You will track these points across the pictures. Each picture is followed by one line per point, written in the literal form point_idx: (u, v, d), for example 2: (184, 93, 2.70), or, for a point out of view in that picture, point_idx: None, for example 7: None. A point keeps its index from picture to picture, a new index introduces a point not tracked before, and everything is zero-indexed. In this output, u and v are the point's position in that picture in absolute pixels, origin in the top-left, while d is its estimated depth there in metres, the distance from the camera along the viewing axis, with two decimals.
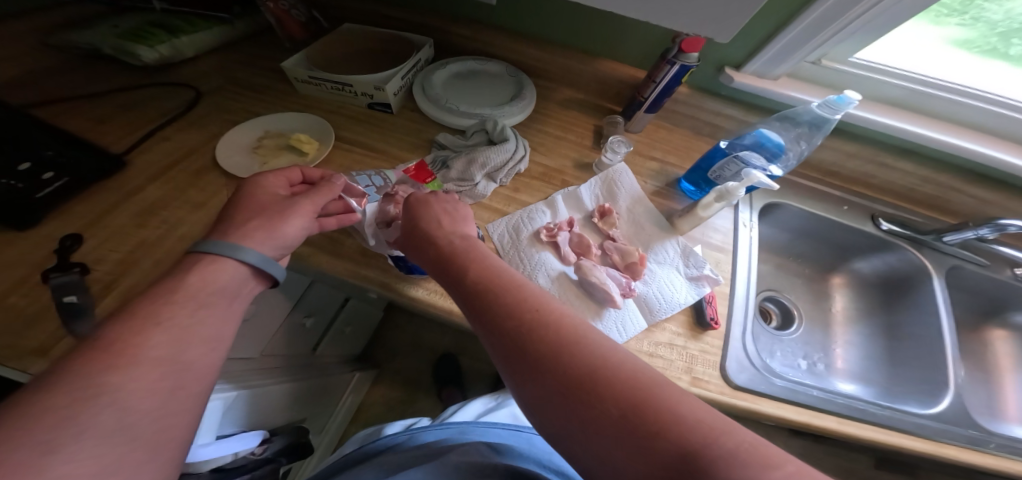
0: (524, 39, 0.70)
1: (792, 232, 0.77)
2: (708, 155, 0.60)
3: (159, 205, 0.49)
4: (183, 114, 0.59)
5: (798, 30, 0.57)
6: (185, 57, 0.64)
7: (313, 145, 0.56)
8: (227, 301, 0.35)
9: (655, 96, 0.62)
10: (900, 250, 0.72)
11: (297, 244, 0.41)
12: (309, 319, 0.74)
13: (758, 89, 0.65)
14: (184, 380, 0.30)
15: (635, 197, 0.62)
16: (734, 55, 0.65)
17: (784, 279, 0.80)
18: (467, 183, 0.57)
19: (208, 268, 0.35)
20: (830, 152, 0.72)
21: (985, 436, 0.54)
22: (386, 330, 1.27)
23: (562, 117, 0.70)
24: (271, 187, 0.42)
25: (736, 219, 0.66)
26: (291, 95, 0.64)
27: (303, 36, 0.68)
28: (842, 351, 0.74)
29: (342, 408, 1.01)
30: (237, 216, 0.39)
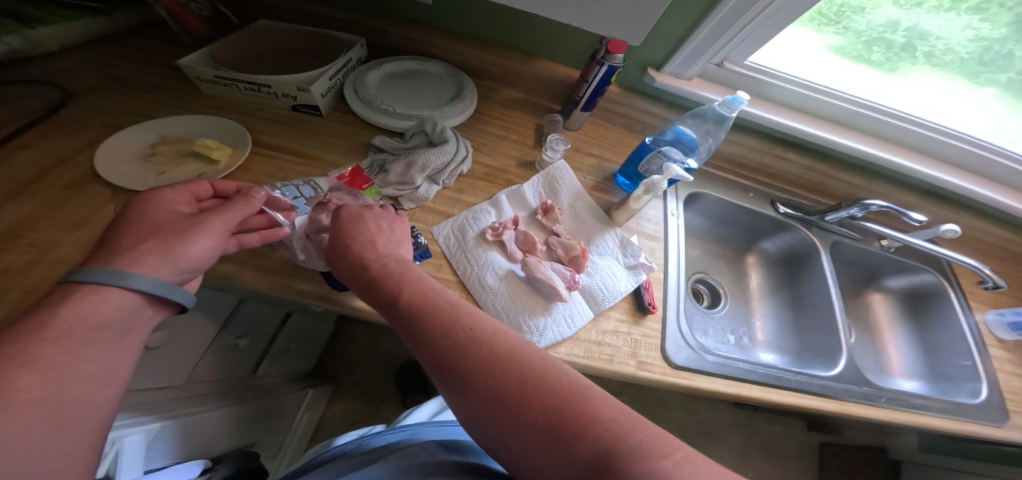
0: (459, 38, 0.69)
1: (715, 218, 0.86)
2: (635, 151, 0.65)
3: (26, 225, 0.41)
4: (49, 117, 0.50)
5: (703, 34, 0.63)
6: (46, 50, 0.55)
7: (223, 151, 0.51)
8: (118, 332, 0.31)
9: (589, 96, 0.66)
10: (794, 230, 0.84)
11: (206, 265, 0.36)
12: (243, 339, 0.66)
13: (677, 88, 0.71)
14: (64, 419, 0.27)
15: (576, 192, 0.65)
16: (655, 57, 0.70)
17: (711, 261, 0.88)
18: (408, 186, 0.55)
19: (88, 299, 0.30)
20: (737, 147, 0.82)
21: (877, 392, 0.64)
22: (339, 342, 1.20)
23: (503, 117, 0.70)
24: (172, 203, 0.36)
25: (665, 208, 0.71)
26: (197, 94, 0.58)
27: (205, 31, 0.61)
28: (760, 323, 0.84)
29: (298, 429, 0.93)
30: (124, 239, 0.33)
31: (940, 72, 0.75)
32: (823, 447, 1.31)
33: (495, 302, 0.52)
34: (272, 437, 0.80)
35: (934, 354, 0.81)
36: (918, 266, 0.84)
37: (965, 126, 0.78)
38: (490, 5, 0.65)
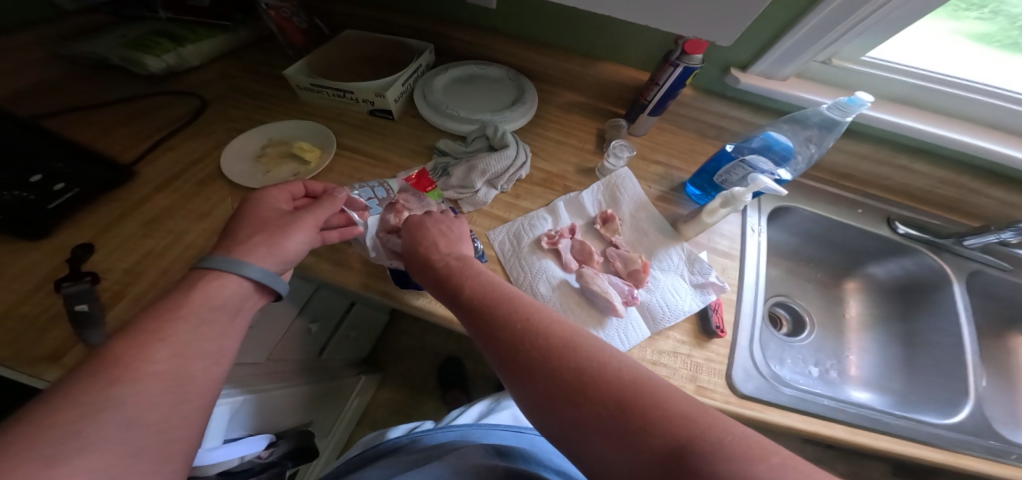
0: (524, 43, 0.69)
1: (803, 235, 0.75)
2: (715, 159, 0.59)
3: (166, 214, 0.50)
4: (189, 124, 0.59)
5: (803, 32, 0.56)
6: (191, 66, 0.66)
7: (315, 153, 0.56)
8: (229, 315, 0.35)
9: (658, 99, 0.61)
10: (918, 254, 0.70)
11: (299, 258, 0.40)
12: (314, 324, 0.74)
13: (765, 89, 0.63)
14: (186, 392, 0.30)
15: (640, 203, 0.61)
16: (738, 55, 0.63)
17: (795, 283, 0.78)
18: (467, 190, 0.56)
19: (211, 284, 0.35)
20: (840, 154, 0.70)
21: (1007, 447, 0.52)
22: (393, 335, 1.28)
23: (564, 121, 0.69)
24: (275, 201, 0.41)
25: (743, 223, 0.64)
26: (292, 102, 0.65)
27: (303, 43, 0.68)
28: (855, 358, 0.72)
29: (347, 413, 1.01)
30: (239, 232, 0.38)
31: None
32: None
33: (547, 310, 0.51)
34: (323, 418, 0.87)
35: None
36: None
37: None
38: (557, 7, 0.63)
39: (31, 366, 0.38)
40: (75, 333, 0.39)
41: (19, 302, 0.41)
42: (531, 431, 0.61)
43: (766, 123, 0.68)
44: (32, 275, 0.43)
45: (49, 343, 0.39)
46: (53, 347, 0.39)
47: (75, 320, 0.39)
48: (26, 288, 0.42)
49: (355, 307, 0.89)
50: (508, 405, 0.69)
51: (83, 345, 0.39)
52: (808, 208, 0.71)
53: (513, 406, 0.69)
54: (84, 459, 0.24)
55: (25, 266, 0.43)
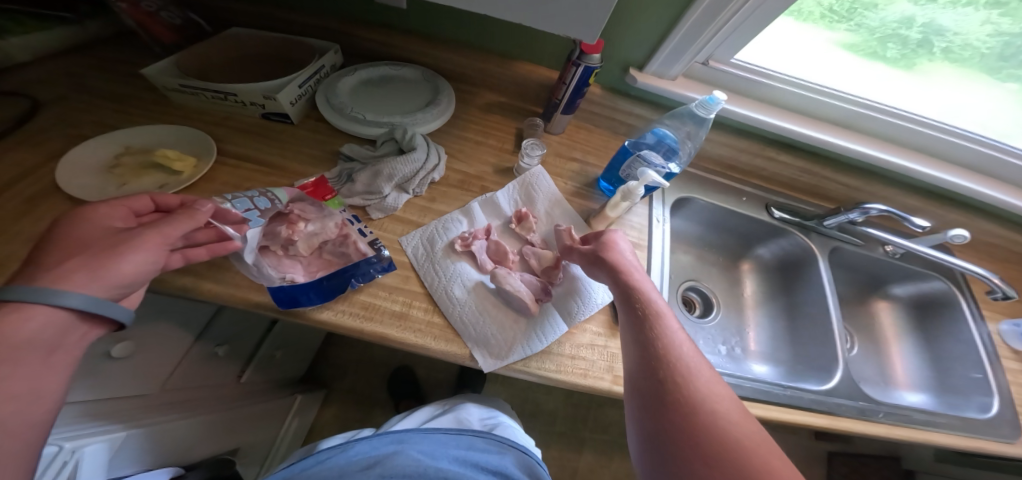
0: (435, 43, 0.68)
1: (703, 225, 0.84)
2: (615, 155, 0.62)
3: None
4: (12, 130, 0.50)
5: (682, 33, 0.61)
6: (18, 62, 0.56)
7: (186, 162, 0.50)
8: (45, 350, 0.29)
9: (569, 97, 0.63)
10: (790, 235, 0.81)
11: (144, 281, 0.35)
12: (222, 347, 0.66)
13: (660, 89, 0.68)
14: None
15: (555, 199, 0.63)
16: (636, 56, 0.68)
17: (702, 268, 0.86)
18: (375, 195, 0.54)
19: (9, 317, 0.28)
20: (726, 148, 0.79)
21: (875, 407, 0.60)
22: (333, 346, 1.21)
23: (480, 121, 0.69)
24: (105, 219, 0.35)
25: (650, 215, 0.69)
26: (171, 105, 0.57)
27: (175, 41, 0.60)
28: (754, 333, 0.81)
29: (287, 434, 0.92)
30: (49, 257, 0.31)
31: (956, 65, 0.71)
32: (832, 457, 1.27)
33: (462, 314, 0.49)
34: (258, 447, 0.80)
35: (945, 366, 0.77)
36: (926, 272, 0.80)
37: (976, 126, 0.74)
38: (468, 14, 0.64)
39: None
40: None
41: None
42: (472, 431, 0.60)
43: None
44: None
45: None
46: None
47: None
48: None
49: (279, 325, 0.81)
50: (455, 410, 0.67)
51: None
52: (704, 197, 0.78)
53: (458, 409, 0.67)
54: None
55: None
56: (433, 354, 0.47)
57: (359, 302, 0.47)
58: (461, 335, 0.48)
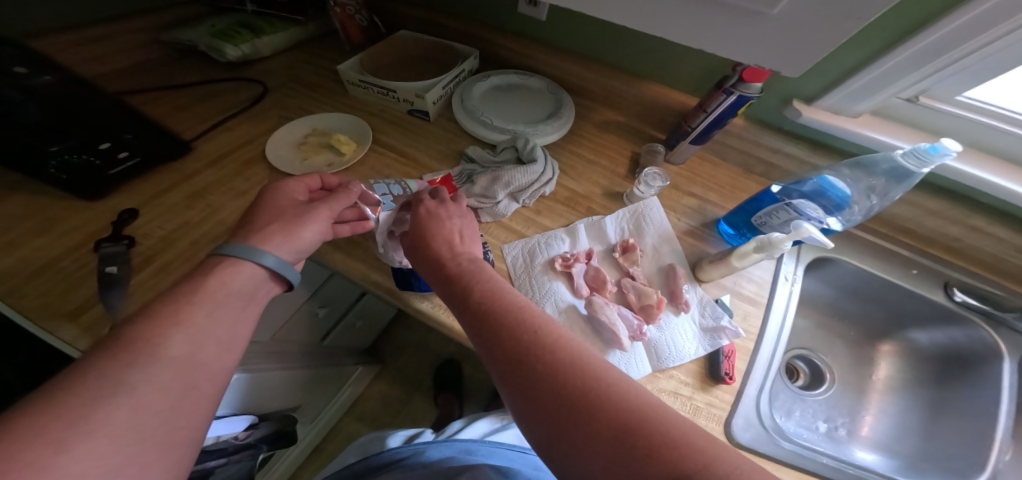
0: (568, 56, 0.67)
1: (838, 290, 0.71)
2: (757, 198, 0.55)
3: (206, 191, 0.52)
4: (250, 108, 0.62)
5: (894, 63, 0.49)
6: (262, 56, 0.68)
7: (351, 145, 0.57)
8: (242, 302, 0.35)
9: (703, 127, 0.57)
10: (971, 325, 0.63)
11: (313, 249, 0.41)
12: (322, 309, 0.75)
13: (831, 126, 0.57)
14: (194, 380, 0.30)
15: (664, 236, 0.59)
16: (806, 88, 0.58)
17: (821, 338, 0.73)
18: (489, 200, 0.55)
19: (227, 270, 0.35)
20: (907, 208, 0.64)
21: None
22: (395, 328, 1.31)
23: (596, 140, 0.66)
24: (290, 192, 0.42)
25: (777, 270, 0.60)
26: (341, 95, 0.66)
27: (361, 39, 0.70)
28: (871, 419, 0.66)
29: (336, 403, 1.03)
30: (256, 219, 0.39)
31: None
32: None
33: None
34: (313, 404, 0.90)
35: None
36: None
37: None
38: (618, 26, 0.60)
39: (51, 321, 0.40)
40: (99, 292, 0.42)
41: (62, 256, 0.44)
42: (536, 451, 0.60)
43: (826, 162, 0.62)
44: (76, 233, 0.46)
45: (74, 299, 0.42)
46: (74, 305, 0.41)
47: (102, 280, 0.42)
48: (66, 245, 0.45)
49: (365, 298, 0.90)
50: (515, 426, 0.67)
51: (104, 305, 0.41)
52: (855, 262, 0.66)
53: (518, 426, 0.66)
54: (91, 445, 0.24)
55: (75, 223, 0.46)
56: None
57: None
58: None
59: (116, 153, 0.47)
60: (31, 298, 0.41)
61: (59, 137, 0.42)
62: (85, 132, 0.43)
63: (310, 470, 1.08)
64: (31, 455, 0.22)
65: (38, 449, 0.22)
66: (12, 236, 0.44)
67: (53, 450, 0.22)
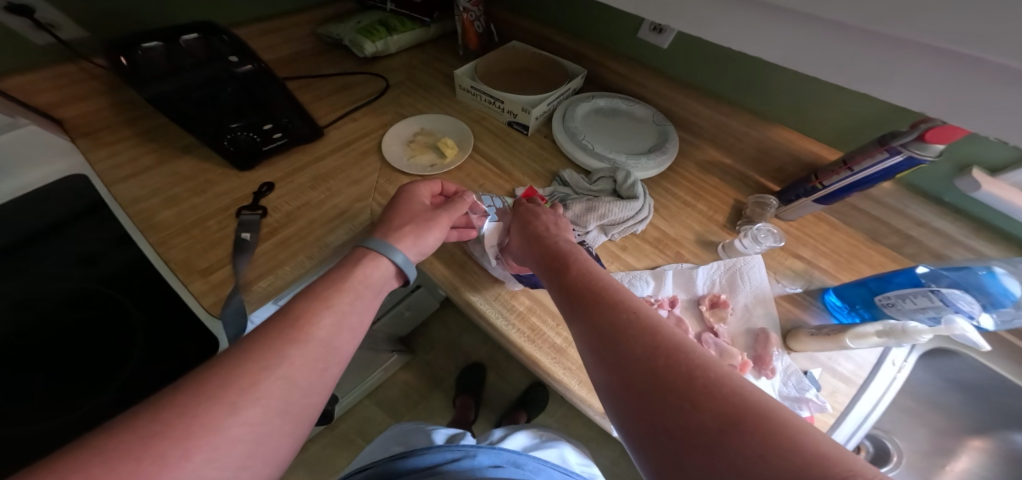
0: (683, 86, 0.63)
1: (944, 381, 0.62)
2: (887, 276, 0.47)
3: (329, 175, 0.57)
4: (374, 101, 0.68)
5: None
6: (389, 53, 0.74)
7: (454, 150, 0.60)
8: (374, 294, 0.38)
9: (837, 189, 0.51)
10: None
11: (432, 252, 0.45)
12: None
13: (1015, 206, 0.47)
14: (329, 361, 0.32)
15: (760, 297, 0.53)
16: (989, 156, 0.48)
17: (900, 421, 0.67)
18: (579, 228, 0.54)
19: (367, 264, 0.39)
20: None
21: None
22: (433, 322, 1.34)
23: (696, 181, 0.62)
24: (420, 196, 0.46)
25: (884, 354, 0.50)
26: (450, 99, 0.69)
27: (476, 46, 0.73)
28: None
29: (370, 379, 1.08)
30: (392, 219, 0.44)
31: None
32: None
33: None
34: (350, 381, 0.96)
35: None
36: None
37: None
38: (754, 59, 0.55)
39: (188, 274, 0.46)
40: (232, 255, 0.47)
41: (211, 216, 0.51)
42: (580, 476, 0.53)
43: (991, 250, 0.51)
44: (226, 198, 0.53)
45: (210, 258, 0.47)
46: (208, 263, 0.47)
47: (237, 244, 0.48)
48: (217, 207, 0.52)
49: (419, 290, 0.95)
50: (555, 445, 0.64)
51: (231, 268, 0.46)
52: (982, 358, 0.56)
53: (562, 448, 0.63)
54: (253, 411, 0.27)
55: (226, 189, 0.54)
56: (567, 395, 0.45)
57: (528, 322, 0.48)
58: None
59: (272, 134, 0.57)
60: (176, 251, 0.47)
61: (241, 117, 0.56)
62: (256, 114, 0.56)
63: (320, 443, 1.13)
64: (211, 417, 0.25)
65: (217, 409, 0.26)
66: (174, 193, 0.53)
67: (228, 411, 0.26)
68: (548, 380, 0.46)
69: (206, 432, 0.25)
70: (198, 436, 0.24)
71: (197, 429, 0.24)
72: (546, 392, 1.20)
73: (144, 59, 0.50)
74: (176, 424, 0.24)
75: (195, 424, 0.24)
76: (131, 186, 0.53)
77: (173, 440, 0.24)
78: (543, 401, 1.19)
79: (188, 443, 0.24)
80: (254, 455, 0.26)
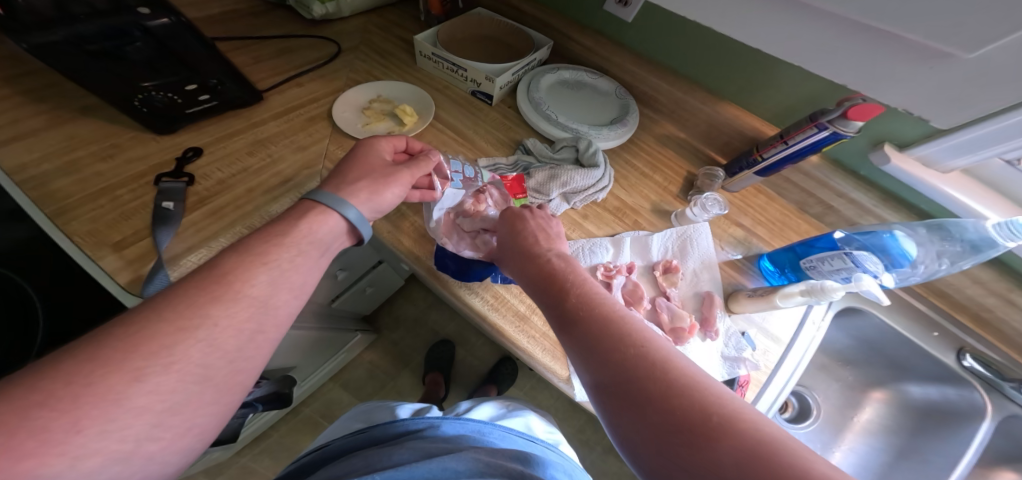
0: (642, 62, 0.65)
1: (857, 339, 0.71)
2: (811, 241, 0.53)
3: (269, 141, 0.54)
4: (323, 66, 0.64)
5: (998, 127, 0.46)
6: (342, 16, 0.70)
7: (413, 118, 0.58)
8: (319, 251, 0.37)
9: (774, 160, 0.56)
10: (967, 388, 0.64)
11: (389, 209, 0.44)
12: (342, 271, 0.74)
13: (916, 178, 0.54)
14: (264, 323, 0.31)
15: (707, 263, 0.57)
16: (902, 133, 0.54)
17: (820, 378, 0.76)
18: (542, 196, 0.56)
19: (315, 218, 0.37)
20: (967, 281, 0.60)
21: None
22: (399, 300, 1.32)
23: (652, 153, 0.65)
24: (381, 151, 0.45)
25: (806, 313, 0.57)
26: (410, 66, 0.67)
27: (440, 13, 0.70)
28: (840, 454, 0.72)
29: (332, 361, 1.05)
30: (345, 175, 0.42)
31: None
32: None
33: None
34: (309, 365, 0.93)
35: None
36: None
37: None
38: (710, 34, 0.58)
39: (97, 248, 0.41)
40: (152, 226, 0.43)
41: (124, 184, 0.47)
42: (545, 444, 0.54)
43: (894, 217, 0.59)
44: (142, 163, 0.49)
45: (123, 230, 0.43)
46: (122, 236, 0.43)
47: (158, 215, 0.44)
48: (132, 173, 0.48)
49: (381, 267, 0.92)
50: (521, 414, 0.66)
51: (151, 240, 0.43)
52: (883, 315, 0.65)
53: (526, 416, 0.65)
54: (164, 378, 0.25)
55: (145, 153, 0.50)
56: (530, 362, 0.47)
57: (491, 290, 0.49)
58: (567, 356, 0.46)
59: (197, 96, 0.51)
60: (81, 223, 0.43)
61: (153, 75, 0.47)
62: (176, 72, 0.48)
63: (281, 431, 1.10)
64: (112, 386, 0.24)
65: (118, 377, 0.24)
66: (75, 157, 0.47)
67: (131, 379, 0.24)
68: (513, 349, 0.48)
69: (103, 402, 0.23)
70: (91, 407, 0.23)
71: (90, 399, 0.23)
72: (513, 366, 1.24)
73: (25, 6, 0.36)
74: (61, 393, 0.22)
75: (86, 393, 0.23)
76: (16, 149, 0.46)
77: (58, 412, 0.22)
78: (512, 376, 1.22)
79: (77, 416, 0.22)
80: (165, 426, 0.26)
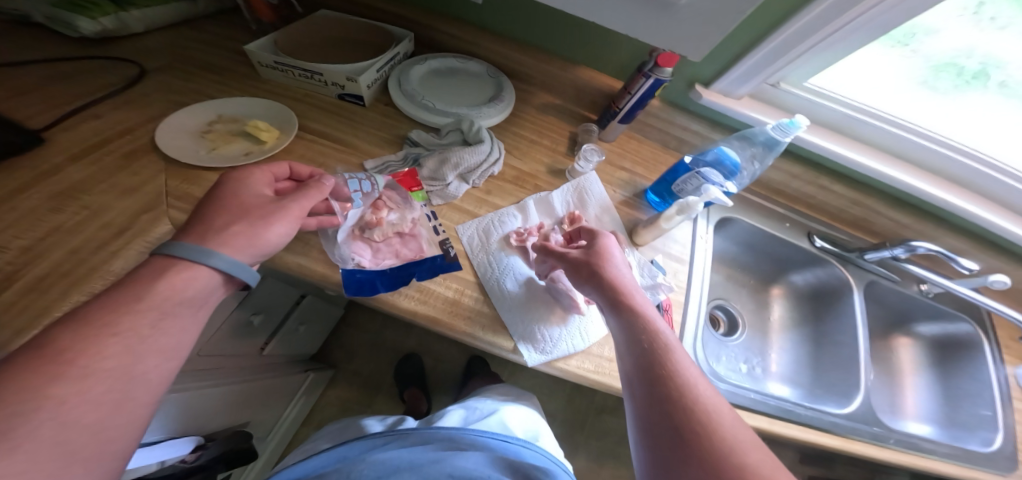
0: (505, 40, 0.70)
1: (739, 244, 0.83)
2: (674, 167, 0.62)
3: (79, 189, 0.46)
4: (123, 91, 0.56)
5: (764, 52, 0.60)
6: (133, 30, 0.62)
7: (271, 133, 0.55)
8: (195, 308, 0.34)
9: (629, 108, 0.64)
10: (829, 266, 0.80)
11: (276, 251, 0.41)
12: (257, 316, 0.67)
13: (727, 107, 0.67)
14: (130, 390, 0.30)
15: (604, 206, 0.63)
16: (702, 72, 0.67)
17: (732, 288, 0.85)
18: (439, 182, 0.57)
19: (182, 275, 0.34)
20: (781, 174, 0.79)
21: (887, 432, 0.62)
22: (344, 328, 1.23)
23: (535, 121, 0.70)
24: (256, 186, 0.42)
25: (694, 231, 0.67)
26: (254, 79, 0.63)
27: (273, 19, 0.66)
28: (777, 355, 0.81)
29: (287, 417, 0.96)
30: (215, 218, 0.38)
31: (1004, 96, 0.71)
32: None
33: (511, 308, 0.50)
34: (265, 419, 0.85)
35: (956, 405, 0.76)
36: (956, 314, 0.79)
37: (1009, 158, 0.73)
38: (550, 11, 0.65)
39: None
40: None
41: None
42: (520, 442, 0.54)
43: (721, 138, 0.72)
44: None
45: None
46: None
47: None
48: None
49: (307, 299, 0.83)
50: (495, 411, 0.65)
51: None
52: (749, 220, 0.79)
53: (501, 413, 0.64)
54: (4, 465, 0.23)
55: None
56: (477, 344, 0.48)
57: (412, 286, 0.48)
58: (511, 328, 0.49)
59: None
60: None
61: None
62: None
63: None
64: None
65: None
66: None
67: None
68: (468, 342, 0.48)
69: None
70: None
71: None
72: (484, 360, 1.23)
73: None
74: None
75: None
76: None
77: None
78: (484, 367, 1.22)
79: None
80: None
